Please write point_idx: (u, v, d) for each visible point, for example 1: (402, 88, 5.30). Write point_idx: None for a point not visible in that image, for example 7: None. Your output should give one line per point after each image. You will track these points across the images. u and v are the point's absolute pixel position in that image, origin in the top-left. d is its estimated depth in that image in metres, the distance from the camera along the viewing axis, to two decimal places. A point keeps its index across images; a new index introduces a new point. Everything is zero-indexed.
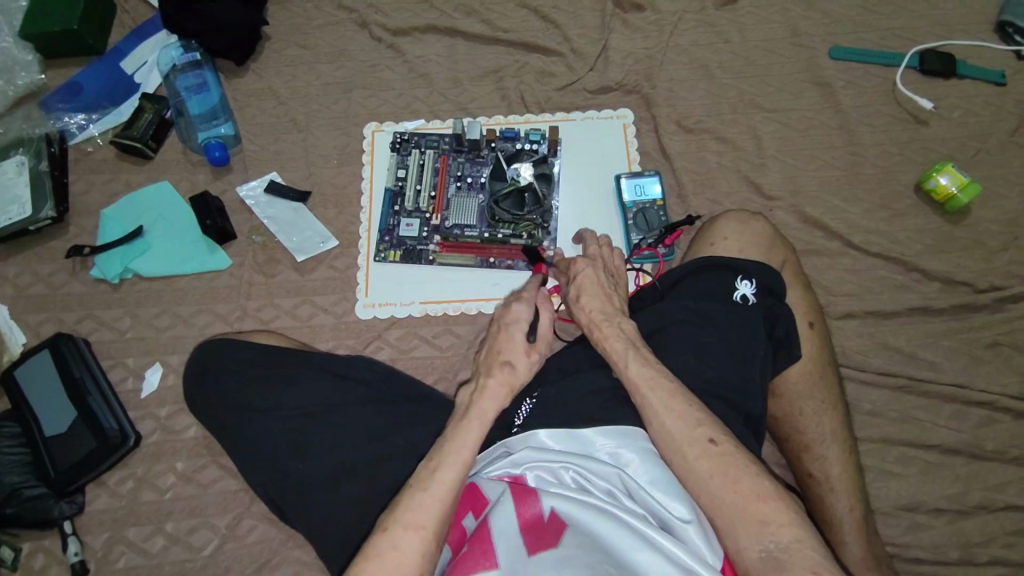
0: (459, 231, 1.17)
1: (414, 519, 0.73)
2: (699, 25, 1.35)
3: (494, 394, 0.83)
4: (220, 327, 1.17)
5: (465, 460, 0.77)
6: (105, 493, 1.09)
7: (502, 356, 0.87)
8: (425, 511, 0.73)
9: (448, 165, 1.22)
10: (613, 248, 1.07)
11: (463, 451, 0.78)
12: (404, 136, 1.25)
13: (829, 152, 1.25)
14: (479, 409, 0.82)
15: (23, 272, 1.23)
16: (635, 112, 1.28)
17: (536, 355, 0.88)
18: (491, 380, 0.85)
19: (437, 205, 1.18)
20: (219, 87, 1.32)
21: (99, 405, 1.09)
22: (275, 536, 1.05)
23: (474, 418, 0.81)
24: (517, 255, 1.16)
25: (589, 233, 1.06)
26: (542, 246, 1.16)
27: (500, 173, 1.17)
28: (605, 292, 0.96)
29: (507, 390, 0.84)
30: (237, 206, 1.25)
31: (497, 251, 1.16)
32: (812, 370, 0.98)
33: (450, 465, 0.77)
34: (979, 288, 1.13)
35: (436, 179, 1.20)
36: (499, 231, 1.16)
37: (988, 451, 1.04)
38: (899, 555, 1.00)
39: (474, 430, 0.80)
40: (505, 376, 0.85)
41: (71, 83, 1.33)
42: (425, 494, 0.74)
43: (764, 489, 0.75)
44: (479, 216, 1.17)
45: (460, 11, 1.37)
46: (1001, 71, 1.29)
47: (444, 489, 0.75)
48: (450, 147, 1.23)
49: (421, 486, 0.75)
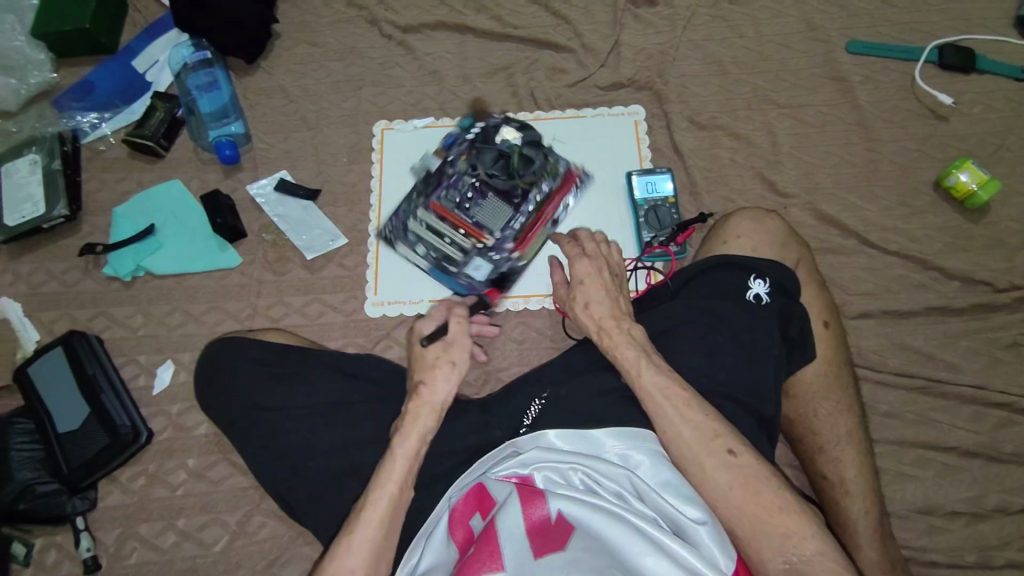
0: (511, 228, 1.13)
1: (342, 565, 0.75)
2: (712, 19, 1.33)
3: (416, 419, 0.84)
4: (230, 325, 1.18)
5: (386, 499, 0.79)
6: (117, 490, 1.09)
7: (420, 379, 0.87)
8: (352, 555, 0.75)
9: (441, 203, 1.13)
10: (611, 241, 1.01)
11: (385, 487, 0.79)
12: (388, 227, 1.19)
13: (845, 147, 1.22)
14: (400, 439, 0.83)
15: (36, 269, 1.23)
16: (647, 108, 1.27)
17: (456, 363, 0.88)
18: (415, 408, 0.85)
19: (474, 233, 1.12)
20: (230, 85, 1.33)
21: (111, 401, 1.10)
22: (284, 533, 1.06)
23: (399, 451, 0.82)
24: (564, 193, 1.18)
25: (583, 232, 0.99)
26: (569, 168, 1.19)
27: (487, 153, 1.12)
28: (611, 297, 0.93)
29: (432, 412, 0.85)
30: (247, 204, 1.25)
31: (549, 207, 1.16)
32: (827, 372, 0.97)
33: (376, 504, 0.78)
34: (999, 287, 1.11)
35: (448, 222, 1.13)
36: (533, 196, 1.13)
37: (1007, 453, 1.02)
38: (915, 559, 0.98)
39: (398, 464, 0.81)
40: (424, 399, 0.86)
41: (83, 81, 1.34)
42: (351, 537, 0.77)
43: (786, 502, 0.74)
44: (507, 204, 1.13)
45: (470, 7, 1.36)
46: (1022, 66, 1.26)
47: (371, 530, 0.77)
48: (420, 195, 1.17)
49: (350, 531, 0.77)
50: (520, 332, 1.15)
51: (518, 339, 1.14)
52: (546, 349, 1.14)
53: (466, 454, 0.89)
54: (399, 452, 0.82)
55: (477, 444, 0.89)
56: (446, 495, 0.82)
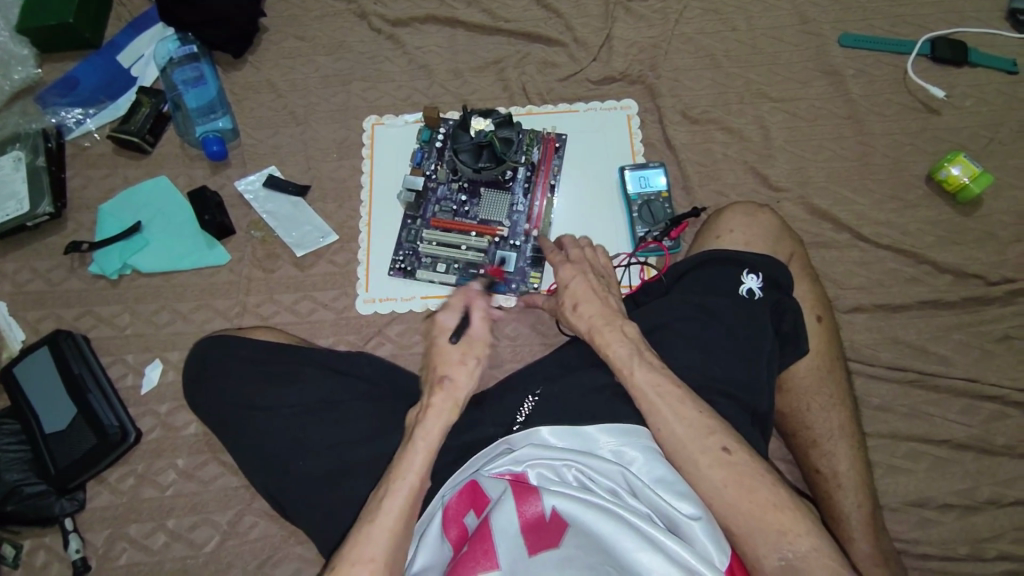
0: (515, 211, 1.14)
1: (362, 554, 0.72)
2: (704, 12, 1.32)
3: (438, 412, 0.82)
4: (219, 323, 1.16)
5: (409, 488, 0.77)
6: (105, 491, 1.08)
7: (442, 371, 0.84)
8: (373, 544, 0.73)
9: (441, 216, 1.14)
10: (596, 247, 1.03)
11: (407, 478, 0.77)
12: (398, 258, 1.15)
13: (837, 141, 1.22)
14: (422, 431, 0.80)
15: (21, 268, 1.21)
16: (639, 102, 1.26)
17: (474, 359, 0.85)
18: (435, 400, 0.82)
19: (488, 228, 1.12)
20: (217, 80, 1.31)
21: (98, 402, 1.08)
22: (275, 533, 1.05)
23: (420, 441, 0.80)
24: (548, 156, 1.19)
25: (566, 238, 1.02)
26: (544, 136, 1.20)
27: (463, 150, 1.09)
28: (598, 296, 0.93)
29: (452, 406, 0.82)
30: (236, 201, 1.24)
31: (541, 174, 1.17)
32: (820, 366, 0.96)
33: (398, 493, 0.76)
34: (991, 280, 1.11)
35: (458, 230, 1.13)
36: (521, 174, 1.16)
37: (999, 445, 1.02)
38: (908, 552, 0.98)
39: (419, 454, 0.79)
40: (447, 392, 0.83)
41: (67, 76, 1.31)
42: (372, 526, 0.74)
43: (780, 498, 0.74)
44: (502, 191, 1.15)
45: (461, 1, 1.35)
46: (1013, 59, 1.26)
47: (391, 519, 0.75)
48: (417, 220, 1.16)
49: (370, 519, 0.75)
50: (512, 328, 1.14)
51: (511, 335, 1.14)
52: (538, 346, 1.13)
53: (459, 452, 0.88)
54: (418, 442, 0.80)
55: (470, 442, 0.89)
56: (439, 493, 0.81)
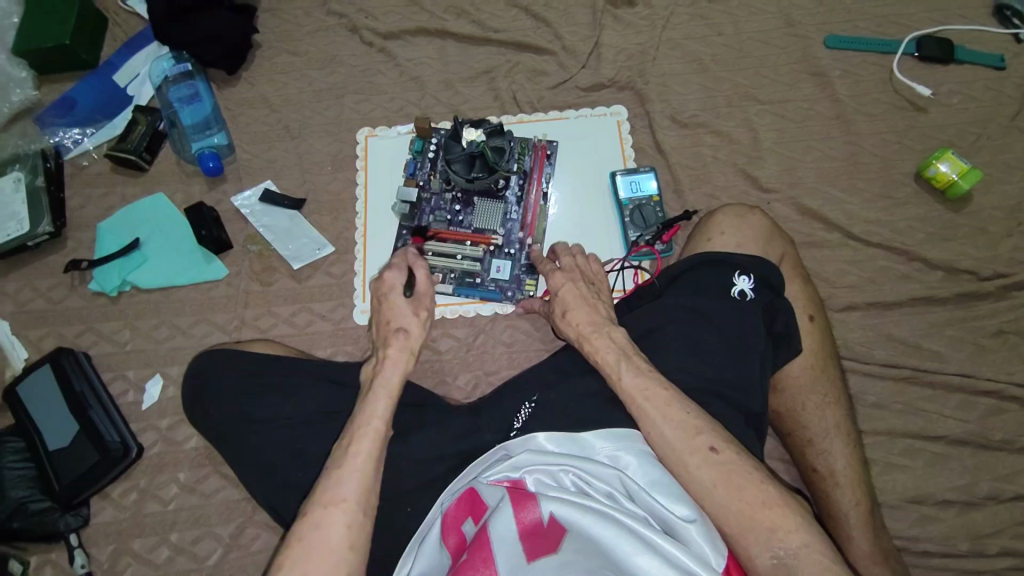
0: (509, 220, 1.16)
1: (333, 496, 0.74)
2: (692, 18, 1.34)
3: (395, 361, 0.84)
4: (219, 337, 1.18)
5: (374, 431, 0.79)
6: (109, 506, 1.09)
7: (395, 323, 0.87)
8: (345, 485, 0.75)
9: (436, 226, 1.15)
10: (588, 254, 1.04)
11: (372, 424, 0.79)
12: None
13: (826, 142, 1.23)
14: (382, 380, 0.83)
15: (23, 287, 1.23)
16: (628, 108, 1.27)
17: (425, 314, 0.89)
18: (391, 349, 0.85)
19: (481, 236, 1.13)
20: (212, 97, 1.33)
21: (100, 418, 1.09)
22: (278, 544, 1.06)
23: (379, 388, 0.82)
24: (542, 163, 1.20)
25: (560, 246, 1.03)
26: (539, 143, 1.21)
27: (456, 159, 1.10)
28: (589, 303, 0.94)
29: (407, 355, 0.85)
30: (233, 216, 1.25)
31: (535, 183, 1.18)
32: (814, 365, 0.97)
33: (363, 439, 0.78)
34: (983, 276, 1.12)
35: (452, 239, 1.14)
36: (515, 183, 1.17)
37: (996, 440, 1.03)
38: (907, 548, 0.98)
39: (380, 399, 0.81)
40: (403, 343, 0.86)
41: (64, 97, 1.33)
42: (341, 470, 0.76)
43: (769, 495, 0.74)
44: (496, 201, 1.16)
45: (451, 12, 1.37)
46: (1000, 55, 1.27)
47: (360, 462, 0.76)
48: (412, 230, 1.17)
49: (337, 465, 0.76)
50: (509, 335, 1.15)
51: (507, 342, 1.15)
52: (535, 351, 1.14)
53: (457, 459, 0.89)
54: (378, 390, 0.82)
55: (468, 449, 0.89)
56: (438, 501, 0.82)
